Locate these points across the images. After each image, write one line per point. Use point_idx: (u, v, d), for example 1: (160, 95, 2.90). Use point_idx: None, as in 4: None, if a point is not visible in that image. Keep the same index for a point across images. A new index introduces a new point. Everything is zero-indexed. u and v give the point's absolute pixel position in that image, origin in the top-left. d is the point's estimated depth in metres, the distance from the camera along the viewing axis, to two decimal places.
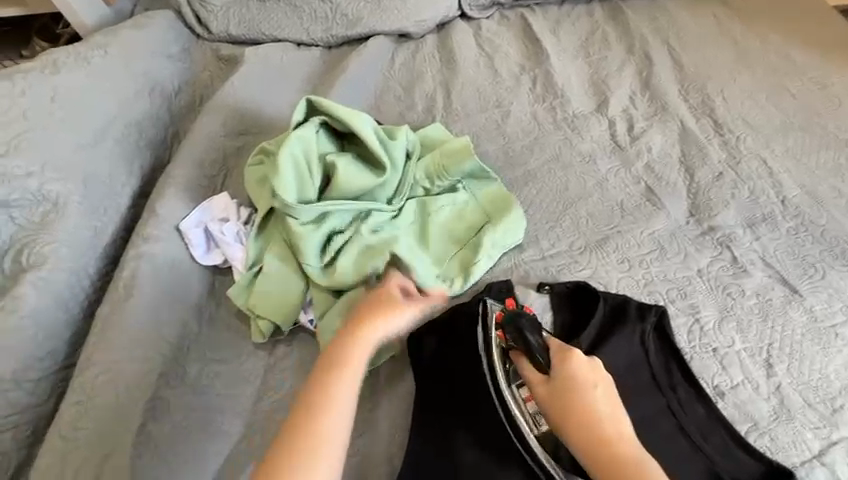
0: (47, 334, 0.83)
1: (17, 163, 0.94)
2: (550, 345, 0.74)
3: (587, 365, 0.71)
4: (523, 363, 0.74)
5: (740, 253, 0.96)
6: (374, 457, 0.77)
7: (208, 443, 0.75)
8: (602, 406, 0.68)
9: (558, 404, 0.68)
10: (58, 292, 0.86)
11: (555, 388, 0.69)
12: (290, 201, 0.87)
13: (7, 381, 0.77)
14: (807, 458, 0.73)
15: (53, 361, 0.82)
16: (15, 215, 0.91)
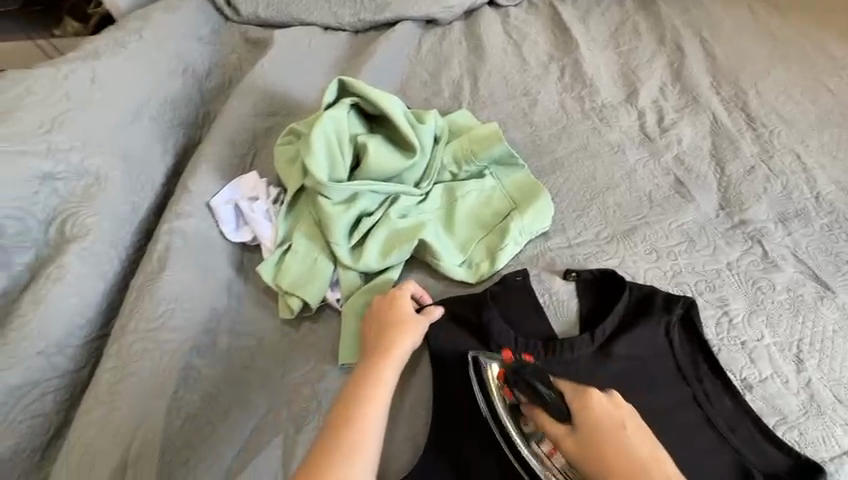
0: (81, 301, 0.84)
1: (60, 138, 0.94)
2: (560, 390, 0.68)
3: (605, 405, 0.66)
4: (542, 417, 0.68)
5: (771, 248, 0.94)
6: (399, 434, 0.77)
7: (237, 412, 0.76)
8: (639, 446, 0.64)
9: (596, 462, 0.63)
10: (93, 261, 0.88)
11: (586, 446, 0.64)
12: (322, 180, 0.88)
13: (44, 345, 0.79)
14: (837, 453, 0.72)
15: (89, 329, 0.85)
16: (58, 187, 0.92)
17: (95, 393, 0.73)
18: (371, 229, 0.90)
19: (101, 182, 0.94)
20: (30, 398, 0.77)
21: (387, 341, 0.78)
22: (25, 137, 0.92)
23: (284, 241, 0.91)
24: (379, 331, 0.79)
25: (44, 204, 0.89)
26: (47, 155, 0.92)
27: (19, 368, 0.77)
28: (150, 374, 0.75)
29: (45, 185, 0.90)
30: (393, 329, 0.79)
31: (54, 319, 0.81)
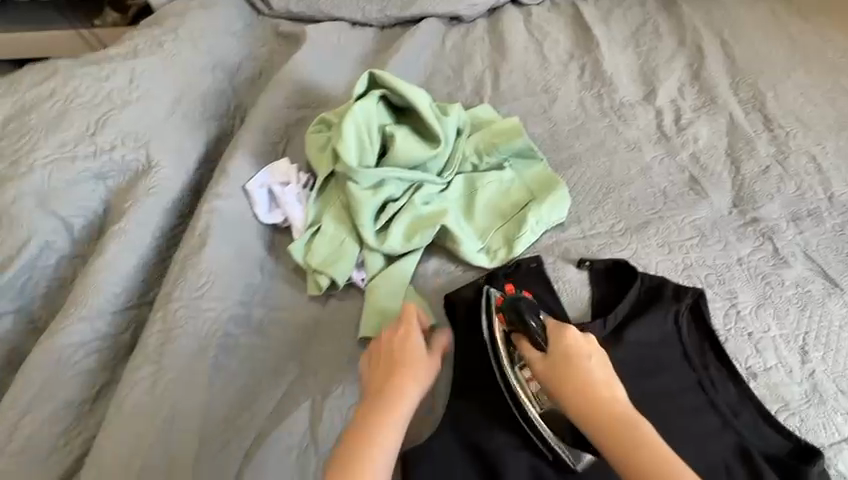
0: (128, 272, 0.91)
1: (106, 138, 1.03)
2: (545, 323, 0.74)
3: (579, 337, 0.70)
4: (523, 345, 0.73)
5: (782, 245, 0.97)
6: (418, 405, 0.82)
7: (268, 378, 0.83)
8: (599, 376, 0.66)
9: (555, 378, 0.67)
10: (140, 235, 0.95)
11: (550, 363, 0.68)
12: (352, 167, 0.93)
13: (95, 310, 0.86)
14: (836, 440, 0.75)
15: (133, 297, 0.92)
16: (107, 184, 1.01)
17: (142, 354, 0.79)
18: (395, 214, 0.96)
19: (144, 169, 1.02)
20: (81, 357, 0.83)
21: (397, 378, 0.73)
22: (76, 143, 1.01)
23: (313, 223, 0.97)
24: (389, 369, 0.74)
25: (98, 198, 0.99)
26: (96, 157, 1.01)
27: (74, 329, 0.84)
28: (192, 340, 0.81)
29: (96, 182, 1.00)
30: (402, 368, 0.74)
31: (104, 287, 0.88)
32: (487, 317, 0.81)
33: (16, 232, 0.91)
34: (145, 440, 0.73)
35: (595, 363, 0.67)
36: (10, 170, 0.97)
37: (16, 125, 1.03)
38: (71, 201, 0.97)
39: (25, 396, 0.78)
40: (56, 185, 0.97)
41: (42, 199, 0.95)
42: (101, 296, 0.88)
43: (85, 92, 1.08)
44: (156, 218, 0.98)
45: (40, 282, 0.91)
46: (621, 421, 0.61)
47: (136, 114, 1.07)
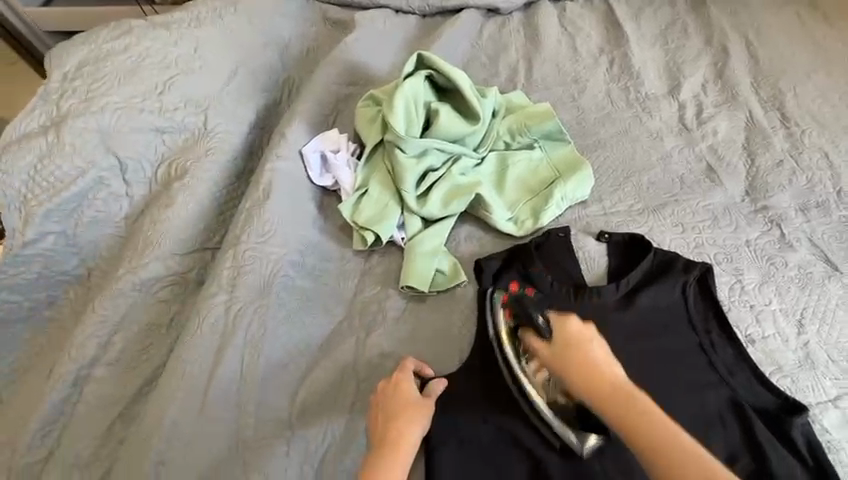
0: (198, 218, 1.03)
1: (171, 98, 1.12)
2: (549, 315, 0.80)
3: (580, 325, 0.76)
4: (530, 336, 0.80)
5: (788, 231, 1.05)
6: (449, 349, 0.92)
7: (319, 317, 0.95)
8: (602, 359, 0.71)
9: (561, 366, 0.72)
10: (207, 186, 1.05)
11: (555, 350, 0.74)
12: (400, 137, 1.04)
13: (167, 248, 0.98)
14: (822, 400, 0.84)
15: (199, 242, 1.02)
16: (164, 138, 1.10)
17: (213, 286, 0.91)
18: (435, 182, 1.07)
19: (202, 136, 1.11)
20: (157, 288, 0.96)
21: (392, 430, 0.78)
22: (144, 98, 1.10)
23: (360, 186, 1.08)
24: (386, 420, 0.79)
25: (154, 150, 1.09)
26: (160, 114, 1.10)
27: (154, 263, 0.96)
28: (255, 278, 0.93)
29: (156, 134, 1.09)
30: (396, 417, 0.79)
31: (176, 228, 0.99)
32: (494, 317, 0.89)
33: (77, 161, 1.03)
34: (218, 357, 0.85)
35: (595, 348, 0.73)
36: (82, 107, 1.08)
37: (89, 69, 1.13)
38: (133, 148, 1.07)
39: (114, 315, 0.92)
40: (121, 129, 1.07)
41: (108, 140, 1.06)
42: (173, 239, 0.99)
43: (156, 53, 1.16)
44: (214, 179, 1.07)
45: (117, 221, 1.04)
46: (628, 398, 0.67)
47: (201, 79, 1.16)
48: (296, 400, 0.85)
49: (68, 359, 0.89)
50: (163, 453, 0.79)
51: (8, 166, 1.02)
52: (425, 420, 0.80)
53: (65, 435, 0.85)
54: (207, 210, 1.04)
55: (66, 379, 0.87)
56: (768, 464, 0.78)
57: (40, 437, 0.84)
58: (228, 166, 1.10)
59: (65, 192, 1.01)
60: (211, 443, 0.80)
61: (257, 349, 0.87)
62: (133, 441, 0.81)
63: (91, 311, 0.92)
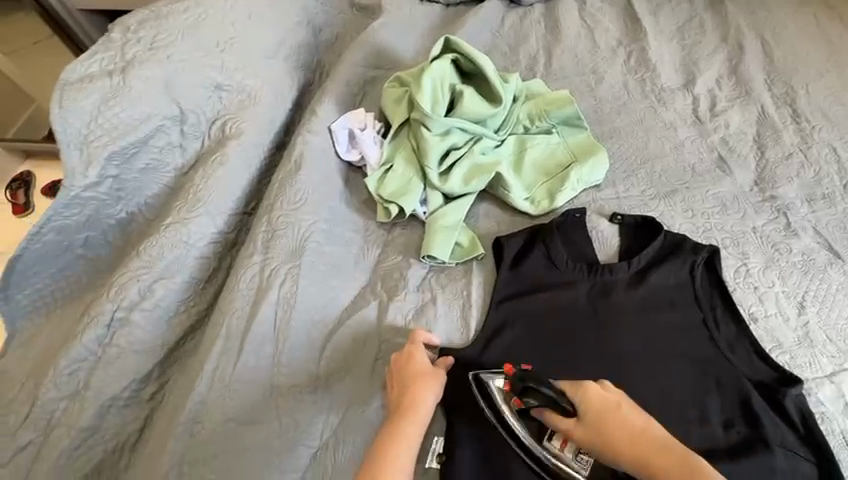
0: (235, 183, 1.08)
1: (231, 58, 1.17)
2: (560, 386, 0.77)
3: (601, 392, 0.75)
4: (549, 415, 0.76)
5: (794, 220, 1.10)
6: (468, 316, 0.98)
7: (344, 282, 1.01)
8: (640, 425, 0.72)
9: (604, 444, 0.71)
10: (249, 153, 1.13)
11: (589, 428, 0.72)
12: (426, 115, 1.10)
13: (212, 207, 1.04)
14: (818, 376, 0.89)
15: (238, 206, 1.09)
16: (223, 96, 1.15)
17: (251, 249, 0.99)
18: (457, 161, 1.12)
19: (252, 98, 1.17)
20: (196, 246, 1.01)
21: (409, 397, 0.82)
22: (208, 54, 1.15)
23: (385, 162, 1.14)
24: (400, 389, 0.84)
25: (212, 107, 1.15)
26: (222, 70, 1.15)
27: (197, 221, 1.02)
28: (289, 243, 1.00)
29: (215, 91, 1.15)
30: (411, 385, 0.84)
31: (221, 189, 1.06)
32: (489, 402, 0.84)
33: (140, 109, 1.07)
34: (254, 311, 0.92)
35: (626, 411, 0.73)
36: (147, 54, 1.10)
37: (153, 24, 1.14)
38: (194, 102, 1.13)
39: (157, 265, 0.97)
40: (181, 80, 1.12)
41: (172, 90, 1.11)
42: (220, 198, 1.05)
43: (208, 18, 1.18)
44: (253, 151, 1.14)
45: (160, 183, 1.10)
46: (679, 462, 0.68)
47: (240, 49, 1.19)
48: (324, 355, 0.92)
49: (108, 300, 0.93)
50: (203, 394, 0.86)
51: (69, 103, 1.01)
52: (439, 387, 0.85)
53: (102, 373, 0.90)
54: (248, 178, 1.12)
55: (104, 320, 0.92)
56: (762, 430, 0.83)
57: (82, 374, 0.90)
58: (269, 139, 1.18)
59: (129, 138, 1.05)
60: (246, 388, 0.87)
61: (290, 306, 0.94)
62: (180, 384, 0.90)
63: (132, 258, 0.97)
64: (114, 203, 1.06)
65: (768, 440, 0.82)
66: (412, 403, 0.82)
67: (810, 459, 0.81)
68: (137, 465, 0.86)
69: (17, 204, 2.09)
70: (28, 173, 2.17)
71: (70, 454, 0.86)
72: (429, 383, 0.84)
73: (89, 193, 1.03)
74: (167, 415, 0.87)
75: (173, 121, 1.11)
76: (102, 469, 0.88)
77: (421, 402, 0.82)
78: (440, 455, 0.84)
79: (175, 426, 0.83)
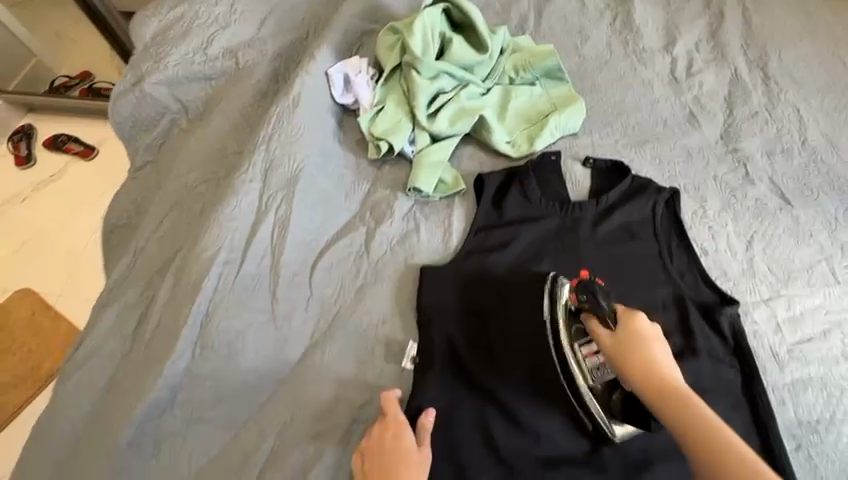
0: (230, 135, 1.21)
1: (214, 51, 1.30)
2: (616, 307, 0.77)
3: (646, 324, 0.73)
4: (592, 323, 0.78)
5: (752, 170, 1.19)
6: (449, 244, 1.08)
7: (334, 211, 1.10)
8: (666, 363, 0.69)
9: (626, 358, 0.70)
10: (238, 108, 1.24)
11: (622, 344, 0.71)
12: (417, 59, 1.18)
13: (208, 155, 1.19)
14: (756, 301, 1.00)
15: (225, 148, 1.19)
16: (210, 80, 1.30)
17: (249, 173, 1.07)
18: (444, 105, 1.20)
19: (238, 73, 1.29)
20: (197, 183, 1.15)
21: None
22: (193, 56, 1.29)
23: (377, 103, 1.22)
24: (384, 477, 0.77)
25: (203, 90, 1.30)
26: (205, 62, 1.28)
27: (196, 169, 1.17)
28: (285, 172, 1.09)
29: (204, 81, 1.29)
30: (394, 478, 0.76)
31: (208, 141, 1.20)
32: (551, 298, 0.88)
33: (156, 108, 1.29)
34: (255, 229, 1.02)
35: (660, 351, 0.70)
36: (152, 65, 1.29)
37: (158, 35, 1.33)
38: (190, 93, 1.29)
39: (166, 205, 1.13)
40: (179, 80, 1.29)
41: (172, 88, 1.29)
42: (213, 148, 1.19)
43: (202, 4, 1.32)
44: (247, 98, 1.24)
45: (169, 143, 1.28)
46: (691, 407, 0.63)
47: (238, 21, 1.31)
48: (315, 270, 1.02)
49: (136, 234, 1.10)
50: (210, 296, 0.95)
51: (115, 108, 1.29)
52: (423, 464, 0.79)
53: (129, 283, 1.03)
54: (239, 127, 1.22)
55: (133, 248, 1.08)
56: (694, 342, 0.95)
57: (112, 287, 1.04)
58: (257, 88, 1.26)
59: (155, 132, 1.29)
60: (246, 292, 0.97)
61: (285, 226, 1.04)
62: (181, 283, 0.96)
63: (152, 208, 1.14)
64: (146, 172, 1.28)
65: (697, 349, 0.94)
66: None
67: (734, 366, 0.93)
68: (136, 352, 0.93)
69: (18, 154, 2.14)
70: (30, 126, 2.23)
71: (85, 344, 0.95)
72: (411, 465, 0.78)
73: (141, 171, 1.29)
74: (166, 315, 0.94)
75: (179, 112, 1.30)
76: (100, 356, 0.93)
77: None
78: (415, 358, 0.94)
79: (187, 314, 0.92)
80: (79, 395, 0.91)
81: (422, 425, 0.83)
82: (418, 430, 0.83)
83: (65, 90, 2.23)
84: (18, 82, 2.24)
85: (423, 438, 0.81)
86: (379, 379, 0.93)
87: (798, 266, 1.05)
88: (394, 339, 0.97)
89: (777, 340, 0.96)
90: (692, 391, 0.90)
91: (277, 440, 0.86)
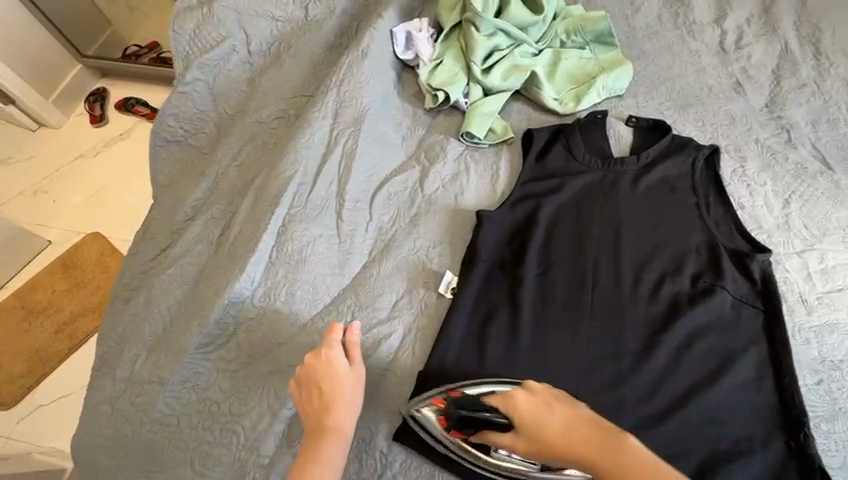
0: (297, 78, 1.32)
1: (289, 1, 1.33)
2: (495, 405, 0.80)
3: (527, 396, 0.77)
4: (494, 435, 0.79)
5: (795, 137, 1.22)
6: (497, 187, 1.18)
7: (392, 151, 1.22)
8: (564, 421, 0.71)
9: (542, 445, 0.71)
10: (309, 61, 1.33)
11: (526, 438, 0.73)
12: (478, 17, 1.28)
13: (280, 97, 1.29)
14: (789, 252, 1.06)
15: (292, 91, 1.31)
16: (276, 19, 1.33)
17: (322, 112, 1.20)
18: (499, 62, 1.30)
19: (305, 22, 1.34)
20: (268, 119, 1.27)
21: (330, 418, 0.84)
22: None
23: (436, 58, 1.32)
24: (325, 399, 0.85)
25: (270, 33, 1.34)
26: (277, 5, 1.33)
27: (271, 106, 1.28)
28: (351, 112, 1.21)
29: (271, 20, 1.33)
30: (333, 399, 0.85)
31: (278, 79, 1.30)
32: (431, 433, 0.88)
33: (219, 32, 1.31)
34: (325, 159, 1.16)
35: (559, 413, 0.72)
36: None
37: None
38: (257, 28, 1.33)
39: (240, 135, 1.25)
40: (251, 15, 1.32)
41: (242, 19, 1.32)
42: (281, 90, 1.30)
43: None
44: (314, 47, 1.33)
45: (227, 76, 1.32)
46: (602, 446, 0.65)
47: None
48: (374, 199, 1.14)
49: (214, 161, 1.22)
50: (286, 211, 1.09)
51: (178, 28, 1.31)
52: (358, 390, 0.87)
53: (212, 201, 1.17)
54: (304, 73, 1.33)
55: (213, 172, 1.21)
56: (723, 283, 1.01)
57: (194, 207, 1.18)
58: (324, 37, 1.34)
59: (211, 53, 1.30)
60: (316, 210, 1.11)
61: (351, 159, 1.16)
62: (260, 202, 1.11)
63: (230, 135, 1.26)
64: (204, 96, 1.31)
65: (725, 289, 1.00)
66: (332, 414, 0.84)
67: (759, 307, 0.99)
68: (221, 254, 1.09)
69: (93, 114, 2.17)
70: (103, 88, 2.25)
71: (178, 248, 1.12)
72: (346, 391, 0.86)
73: (193, 88, 1.30)
74: (247, 230, 1.09)
75: (240, 51, 1.32)
76: (194, 259, 1.10)
77: (339, 413, 0.84)
78: (454, 288, 1.04)
79: (262, 229, 1.06)
80: (173, 285, 1.07)
81: (353, 349, 0.89)
82: (348, 354, 0.89)
83: (136, 58, 2.20)
84: (95, 46, 2.25)
85: (355, 362, 0.88)
86: (429, 295, 1.04)
87: (834, 225, 1.09)
88: (444, 261, 1.08)
89: (807, 288, 1.01)
90: (713, 326, 0.98)
91: None
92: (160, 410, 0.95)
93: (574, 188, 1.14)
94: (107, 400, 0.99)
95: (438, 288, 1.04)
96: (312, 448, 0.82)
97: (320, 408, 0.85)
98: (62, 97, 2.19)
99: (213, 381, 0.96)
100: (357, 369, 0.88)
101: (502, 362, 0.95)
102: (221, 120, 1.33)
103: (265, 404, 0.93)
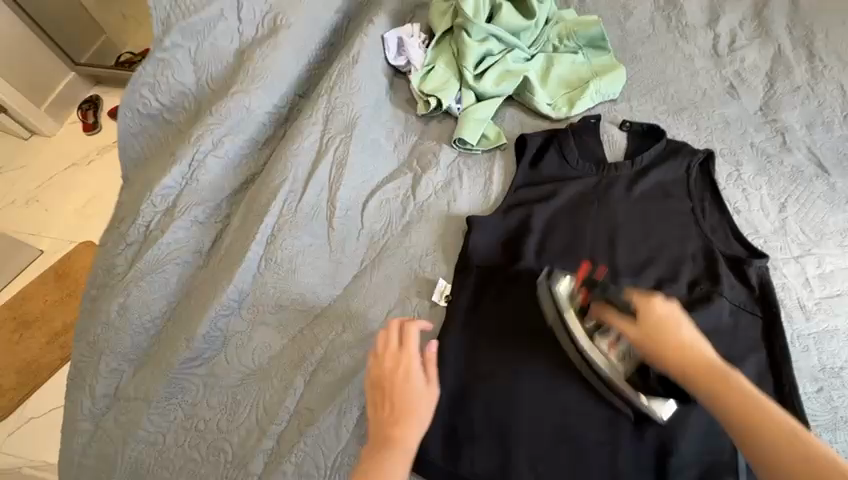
0: (286, 67, 1.25)
1: None
2: (631, 295, 0.79)
3: (666, 302, 0.75)
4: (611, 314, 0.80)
5: (791, 140, 1.21)
6: (490, 193, 1.16)
7: (383, 158, 1.20)
8: (696, 340, 0.70)
9: (653, 342, 0.71)
10: (298, 49, 1.28)
11: (641, 326, 0.74)
12: (469, 22, 1.27)
13: (267, 87, 1.23)
14: (787, 258, 1.04)
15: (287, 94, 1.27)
16: None
17: (313, 118, 1.18)
18: (491, 67, 1.29)
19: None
20: (256, 114, 1.21)
21: (397, 430, 0.75)
22: None
23: (428, 64, 1.31)
24: (397, 412, 0.77)
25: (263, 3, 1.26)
26: None
27: (256, 84, 1.21)
28: (343, 119, 1.20)
29: None
30: (404, 412, 0.77)
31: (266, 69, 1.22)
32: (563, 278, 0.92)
33: None
34: (315, 166, 1.14)
35: (689, 330, 0.71)
36: None
37: None
38: None
39: (227, 122, 1.17)
40: None
41: None
42: (272, 80, 1.23)
43: None
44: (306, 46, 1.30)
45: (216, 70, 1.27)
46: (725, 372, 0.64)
47: None
48: (366, 207, 1.13)
49: (191, 143, 1.15)
50: (275, 218, 1.08)
51: None
52: (431, 409, 0.79)
53: (189, 193, 1.13)
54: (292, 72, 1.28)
55: (187, 159, 1.14)
56: (719, 290, 0.99)
57: (168, 196, 1.13)
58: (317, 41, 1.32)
59: (195, 16, 1.21)
60: (306, 217, 1.09)
61: (341, 167, 1.14)
62: (250, 213, 1.10)
63: (208, 113, 1.17)
64: (185, 65, 1.23)
65: (723, 295, 0.99)
66: (403, 426, 0.75)
67: (756, 313, 0.97)
68: (211, 266, 1.08)
69: (86, 122, 2.16)
70: (97, 97, 2.23)
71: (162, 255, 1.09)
72: (421, 405, 0.78)
73: (173, 55, 1.22)
74: (236, 240, 1.08)
75: (229, 19, 1.24)
76: (180, 268, 1.07)
77: (411, 428, 0.76)
78: (447, 297, 1.02)
79: (251, 240, 1.05)
80: (159, 296, 1.04)
81: (432, 361, 0.83)
82: (427, 364, 0.83)
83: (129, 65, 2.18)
84: (88, 54, 2.21)
85: (431, 374, 0.81)
86: (422, 304, 1.02)
87: (832, 229, 1.07)
88: (437, 270, 1.06)
89: (805, 294, 1.00)
90: (711, 334, 0.96)
91: (329, 347, 0.96)
92: (145, 427, 0.93)
93: (568, 194, 1.12)
94: (89, 418, 0.97)
95: (431, 297, 1.02)
96: (377, 460, 0.73)
97: (389, 419, 0.77)
98: (56, 106, 2.18)
99: (200, 396, 0.94)
100: (432, 384, 0.81)
101: (499, 371, 0.92)
102: (201, 104, 1.26)
103: (254, 420, 0.91)
